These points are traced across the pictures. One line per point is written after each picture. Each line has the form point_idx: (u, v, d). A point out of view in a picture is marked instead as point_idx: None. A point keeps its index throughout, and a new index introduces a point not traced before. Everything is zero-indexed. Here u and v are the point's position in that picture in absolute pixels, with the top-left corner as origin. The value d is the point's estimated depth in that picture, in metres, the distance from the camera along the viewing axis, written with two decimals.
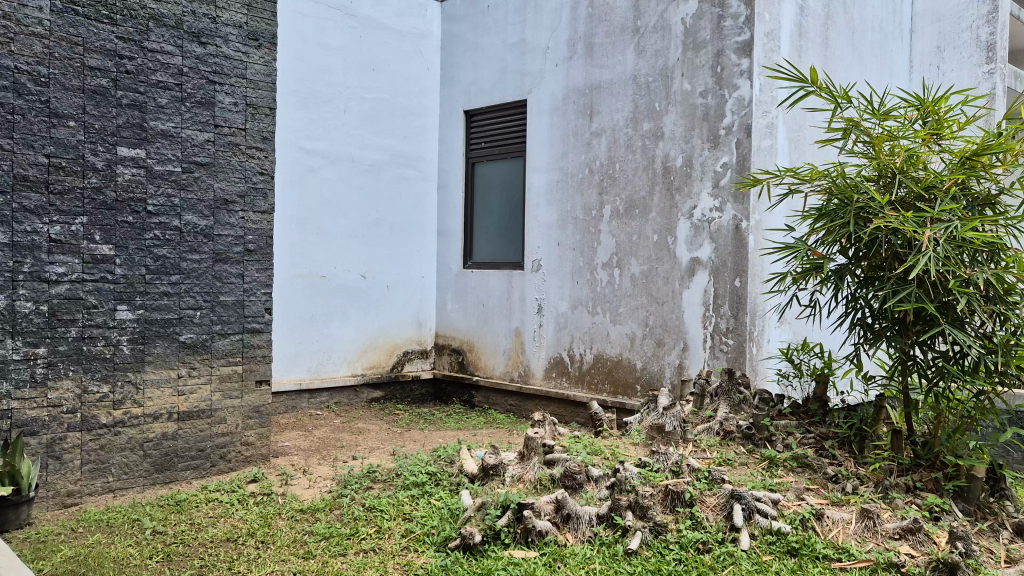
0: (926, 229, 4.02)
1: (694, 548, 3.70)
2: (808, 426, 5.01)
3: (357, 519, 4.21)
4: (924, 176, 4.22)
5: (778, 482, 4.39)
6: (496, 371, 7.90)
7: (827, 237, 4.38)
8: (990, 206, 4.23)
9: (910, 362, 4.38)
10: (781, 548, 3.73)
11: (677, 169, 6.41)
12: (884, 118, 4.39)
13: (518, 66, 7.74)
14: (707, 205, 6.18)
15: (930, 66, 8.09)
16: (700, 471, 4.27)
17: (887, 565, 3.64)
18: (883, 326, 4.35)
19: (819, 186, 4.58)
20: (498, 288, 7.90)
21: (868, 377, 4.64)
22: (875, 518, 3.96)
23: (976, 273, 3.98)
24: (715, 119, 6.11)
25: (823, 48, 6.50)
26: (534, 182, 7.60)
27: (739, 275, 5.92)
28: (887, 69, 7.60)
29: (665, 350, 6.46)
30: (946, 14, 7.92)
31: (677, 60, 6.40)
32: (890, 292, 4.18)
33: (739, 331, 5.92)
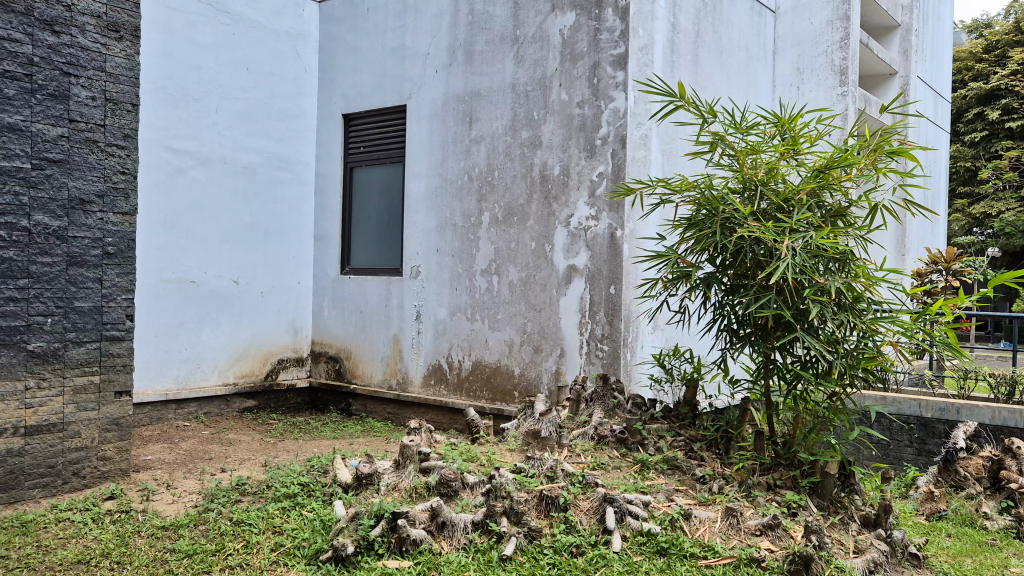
0: (785, 238, 4.24)
1: (567, 551, 3.75)
2: (678, 430, 5.18)
3: (224, 534, 4.04)
4: (783, 189, 4.45)
5: (649, 484, 4.51)
6: (374, 379, 7.79)
7: (696, 245, 4.55)
8: (841, 217, 4.51)
9: (772, 366, 4.61)
10: (652, 548, 3.85)
11: (554, 178, 6.52)
12: (746, 132, 4.61)
13: (398, 70, 7.69)
14: (583, 213, 6.31)
15: (790, 86, 8.59)
16: (574, 475, 4.35)
17: (748, 560, 3.82)
18: (747, 331, 4.56)
19: (688, 197, 4.74)
20: (376, 294, 7.79)
21: (734, 381, 4.84)
22: (738, 516, 4.14)
23: (829, 281, 4.23)
24: (592, 129, 6.26)
25: (693, 65, 6.77)
26: (413, 188, 7.55)
27: (614, 282, 6.08)
28: (752, 88, 7.99)
29: (542, 356, 6.54)
30: (804, 38, 8.44)
31: (555, 71, 6.51)
32: (753, 299, 4.39)
33: (614, 338, 6.07)
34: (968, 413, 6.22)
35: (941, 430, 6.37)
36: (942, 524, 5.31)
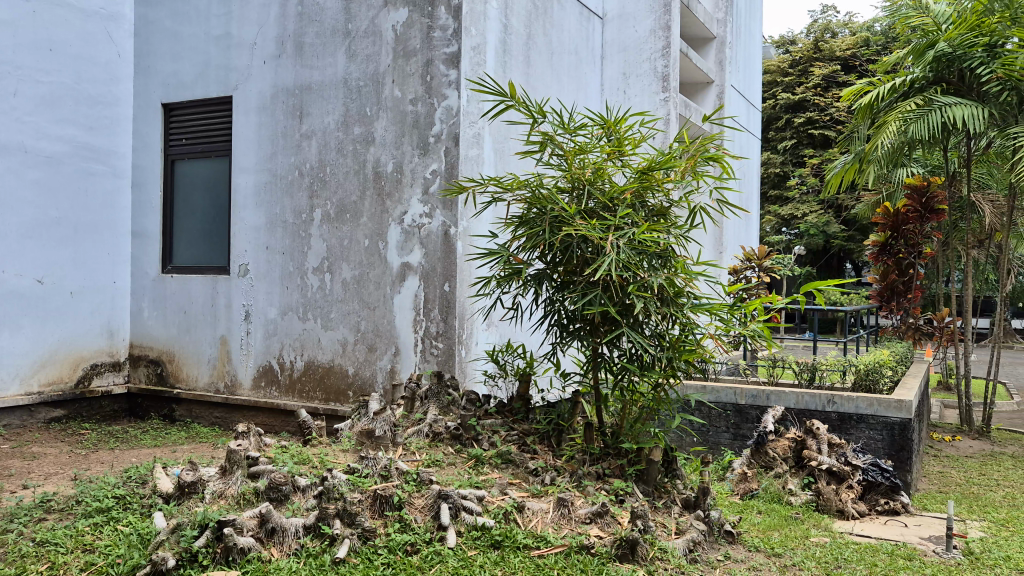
0: (610, 236, 4.42)
1: (402, 550, 3.74)
2: (512, 424, 5.26)
3: (26, 557, 3.72)
4: (609, 188, 4.63)
5: (483, 479, 4.57)
6: (200, 383, 7.43)
7: (527, 243, 4.65)
8: (663, 217, 4.76)
9: (600, 359, 4.79)
10: (486, 542, 3.91)
11: (387, 175, 6.46)
12: (574, 133, 4.75)
13: (222, 60, 7.35)
14: (417, 210, 6.30)
15: (617, 90, 9.02)
16: (408, 473, 4.31)
17: (579, 548, 3.99)
18: (576, 326, 4.72)
19: (519, 196, 4.83)
20: (200, 293, 7.43)
21: (565, 374, 4.99)
22: (569, 505, 4.28)
23: (651, 277, 4.45)
24: (425, 127, 6.26)
25: (524, 66, 6.92)
26: (239, 183, 7.25)
27: (448, 280, 6.13)
28: (581, 91, 8.26)
29: (377, 354, 6.47)
30: (630, 45, 8.86)
31: (388, 67, 6.45)
32: (581, 295, 4.55)
33: (448, 335, 6.12)
34: (776, 399, 6.69)
35: (754, 415, 6.81)
36: (753, 502, 5.75)
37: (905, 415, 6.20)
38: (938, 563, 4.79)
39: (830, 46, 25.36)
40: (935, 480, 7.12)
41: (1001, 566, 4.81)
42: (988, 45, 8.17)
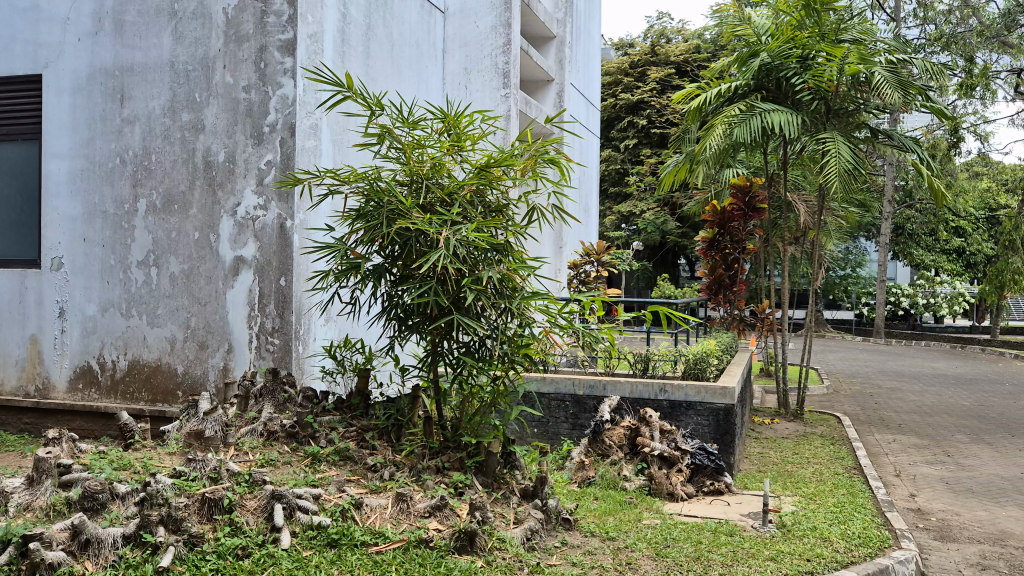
0: (446, 231, 4.44)
1: (233, 555, 3.60)
2: (351, 420, 5.18)
3: None
4: (447, 183, 4.65)
5: (320, 477, 4.48)
6: (6, 386, 6.83)
7: (364, 237, 4.59)
8: (500, 213, 4.84)
9: (439, 353, 4.81)
10: (322, 541, 3.83)
11: (219, 165, 6.18)
12: (412, 126, 4.72)
13: (30, 35, 6.78)
14: (250, 202, 6.09)
15: (459, 85, 9.05)
16: (240, 474, 4.16)
17: (417, 542, 3.99)
18: (414, 321, 4.72)
19: (357, 188, 4.75)
20: (5, 289, 6.82)
21: (404, 369, 4.97)
22: (408, 500, 4.27)
23: (486, 272, 4.52)
24: (259, 115, 6.05)
25: (364, 57, 6.83)
26: (51, 169, 6.72)
27: (284, 274, 5.97)
28: (422, 85, 8.26)
29: (208, 352, 6.20)
30: (471, 40, 8.95)
31: (219, 52, 6.17)
32: (418, 289, 4.55)
33: (284, 331, 5.98)
34: (612, 389, 6.94)
35: (591, 405, 7.01)
36: (590, 489, 5.95)
37: (729, 401, 6.62)
38: (755, 537, 5.14)
39: (665, 51, 26.57)
40: (755, 461, 7.64)
41: (808, 536, 5.25)
42: (801, 57, 8.82)
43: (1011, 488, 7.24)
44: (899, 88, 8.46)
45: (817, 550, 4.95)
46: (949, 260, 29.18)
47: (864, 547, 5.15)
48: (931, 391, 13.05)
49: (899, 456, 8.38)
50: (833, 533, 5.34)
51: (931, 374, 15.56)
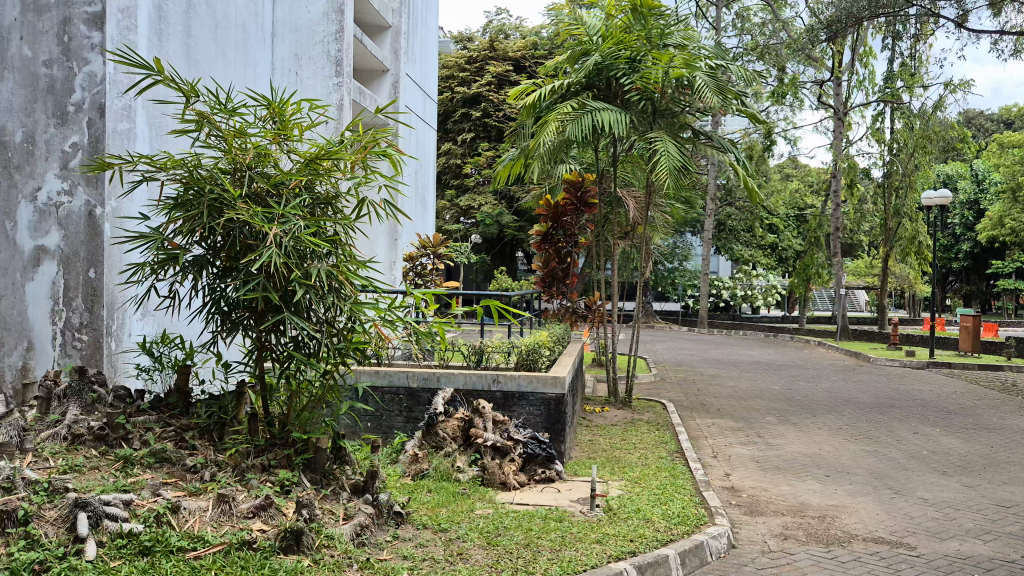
0: (273, 226, 4.29)
1: (29, 571, 3.31)
2: (168, 420, 4.90)
3: None
4: (272, 173, 4.48)
5: (133, 481, 4.20)
6: None
7: (183, 227, 4.35)
8: (330, 205, 4.73)
9: (266, 348, 4.65)
10: (133, 550, 3.59)
11: (15, 145, 5.67)
12: (233, 113, 4.50)
13: None
14: (53, 187, 5.71)
15: (288, 70, 9.14)
16: (38, 483, 3.85)
17: (239, 544, 3.84)
18: (238, 315, 4.54)
19: (174, 175, 4.48)
20: None
21: (228, 365, 4.76)
22: (230, 501, 4.11)
23: (315, 266, 4.41)
24: (62, 93, 5.69)
25: (184, 36, 6.67)
26: None
27: (93, 266, 5.75)
28: (248, 70, 8.04)
29: (3, 351, 5.67)
30: (301, 25, 9.05)
31: (14, 21, 5.65)
32: (242, 283, 4.37)
33: (94, 327, 5.78)
34: (446, 380, 6.93)
35: (424, 398, 7.01)
36: (423, 482, 5.94)
37: (559, 390, 6.81)
38: (582, 521, 5.32)
39: (503, 47, 26.92)
40: (585, 448, 7.89)
41: (632, 518, 5.50)
42: (630, 59, 9.18)
43: (812, 463, 7.90)
44: (717, 92, 8.98)
45: (639, 530, 5.20)
46: (763, 256, 31.51)
47: (682, 525, 5.46)
48: (746, 377, 14.04)
49: (716, 438, 8.94)
50: (654, 514, 5.62)
51: (747, 361, 16.72)
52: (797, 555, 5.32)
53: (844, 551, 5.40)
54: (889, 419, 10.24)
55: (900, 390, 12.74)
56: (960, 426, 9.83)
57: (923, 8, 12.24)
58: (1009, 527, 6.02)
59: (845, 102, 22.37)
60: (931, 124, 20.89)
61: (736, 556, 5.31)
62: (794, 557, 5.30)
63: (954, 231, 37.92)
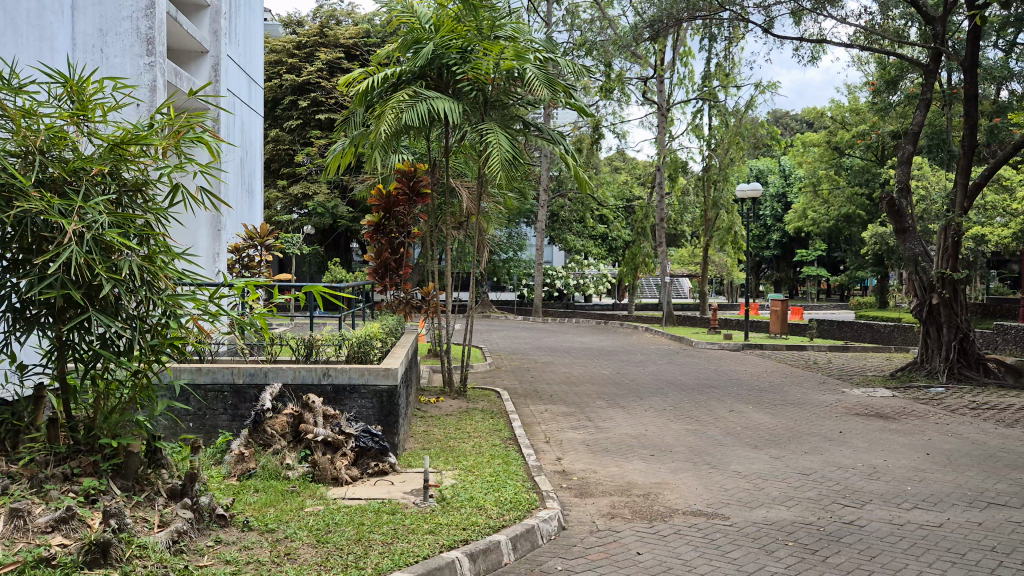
0: (73, 217, 3.95)
1: None
2: None
3: None
4: (72, 159, 4.13)
5: None
6: None
7: None
8: (139, 192, 4.42)
9: (68, 348, 4.29)
10: None
11: None
12: (22, 92, 4.10)
13: None
14: None
15: (93, 47, 8.56)
16: None
17: (36, 562, 3.53)
18: (34, 311, 4.15)
19: None
20: None
21: (24, 367, 4.36)
22: (25, 515, 3.78)
23: (124, 259, 4.10)
24: None
25: None
26: None
27: None
28: (44, 43, 7.46)
29: None
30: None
31: None
32: (36, 279, 4.00)
33: None
34: (274, 375, 6.66)
35: (251, 394, 6.67)
36: (250, 482, 5.71)
37: (391, 381, 6.74)
38: (416, 513, 5.29)
39: (334, 34, 26.23)
40: (420, 439, 7.86)
41: (465, 506, 5.54)
42: (461, 49, 9.16)
43: (638, 444, 8.28)
44: (547, 85, 9.15)
45: (472, 519, 5.24)
46: (594, 246, 32.66)
47: (514, 510, 5.55)
48: (577, 363, 14.51)
49: (549, 424, 9.17)
50: (487, 501, 5.68)
51: (578, 348, 17.29)
52: (623, 532, 5.55)
53: (666, 526, 5.68)
54: (708, 399, 10.90)
55: (718, 371, 13.60)
56: (769, 403, 10.62)
57: (735, 13, 13.06)
58: (809, 493, 6.57)
59: (668, 99, 23.47)
60: (744, 121, 22.38)
61: (565, 537, 5.47)
62: (619, 534, 5.52)
63: (765, 222, 40.87)
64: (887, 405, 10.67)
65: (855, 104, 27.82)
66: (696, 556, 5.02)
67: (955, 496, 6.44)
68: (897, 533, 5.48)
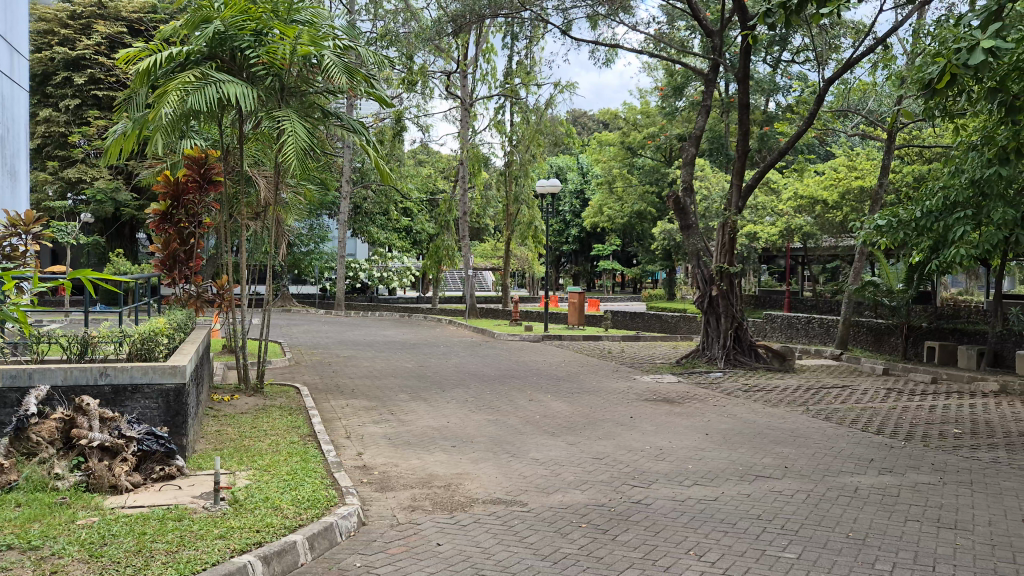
0: None
1: None
2: None
3: None
4: None
5: None
6: None
7: None
8: None
9: None
10: None
11: None
12: None
13: None
14: None
15: None
16: None
17: None
18: None
19: None
20: None
21: None
22: None
23: None
24: None
25: None
26: None
27: None
28: None
29: None
30: None
31: None
32: None
33: None
34: (41, 377, 6.00)
35: (12, 399, 5.96)
36: (11, 496, 5.15)
37: (178, 381, 6.30)
38: (205, 517, 5.01)
39: (115, 6, 24.26)
40: (212, 439, 7.45)
41: (260, 508, 5.31)
42: (255, 31, 8.76)
43: (440, 436, 8.33)
44: (346, 73, 8.94)
45: (267, 520, 5.04)
46: (399, 238, 32.54)
47: (311, 509, 5.40)
48: (380, 356, 14.39)
49: (350, 419, 9.01)
50: (283, 501, 5.49)
51: (381, 341, 17.16)
52: (423, 524, 5.56)
53: (466, 515, 5.75)
54: (508, 389, 11.18)
55: (518, 362, 13.97)
56: (566, 391, 11.06)
57: (535, 13, 13.42)
58: (601, 475, 6.91)
59: (470, 94, 23.76)
60: (543, 119, 23.14)
61: (365, 533, 5.39)
62: (420, 526, 5.52)
63: (564, 217, 42.50)
64: (672, 390, 11.45)
65: (646, 108, 29.54)
66: (494, 543, 5.13)
67: (728, 471, 7.03)
68: (679, 509, 5.89)
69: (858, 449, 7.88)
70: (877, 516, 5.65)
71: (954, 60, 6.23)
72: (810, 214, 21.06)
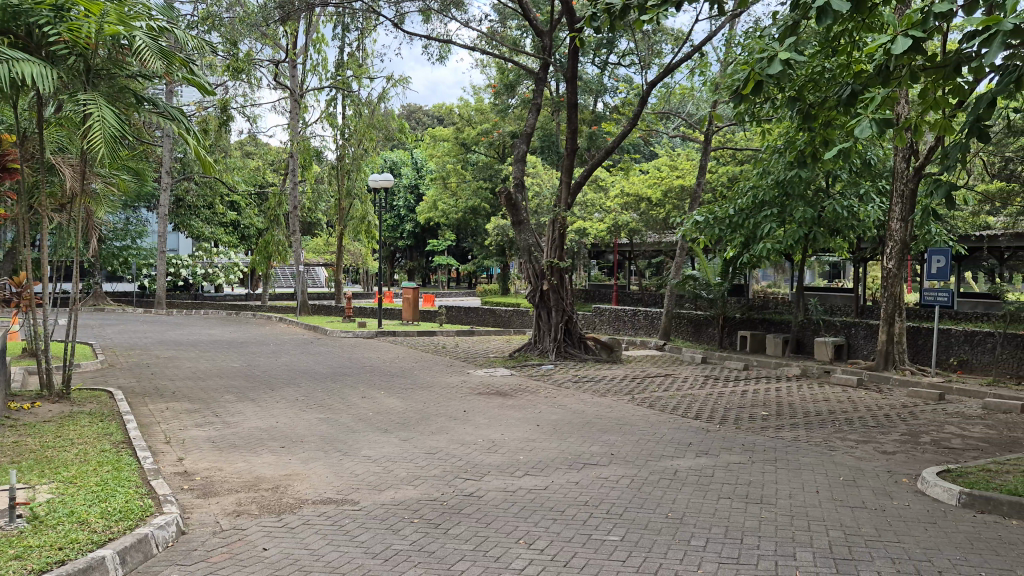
0: None
1: None
2: None
3: None
4: None
5: None
6: None
7: None
8: None
9: None
10: None
11: None
12: None
13: None
14: None
15: None
16: None
17: None
18: None
19: None
20: None
21: None
22: None
23: None
24: None
25: None
26: None
27: None
28: None
29: None
30: None
31: None
32: None
33: None
34: None
35: None
36: None
37: None
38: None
39: None
40: (8, 451, 6.82)
41: (63, 523, 4.91)
42: (54, 6, 8.09)
43: (268, 437, 8.04)
44: (161, 56, 8.42)
45: (71, 536, 4.67)
46: (225, 233, 31.17)
47: (124, 521, 5.06)
48: (204, 356, 13.71)
49: (169, 423, 8.52)
50: (90, 514, 5.10)
51: (205, 340, 16.35)
52: (248, 529, 5.35)
53: (294, 517, 5.59)
54: (341, 387, 10.96)
55: (351, 359, 13.73)
56: (399, 387, 10.98)
57: (366, 5, 13.18)
58: (434, 470, 6.92)
59: (300, 84, 23.11)
60: (376, 114, 22.81)
61: (184, 542, 5.11)
62: (245, 532, 5.31)
63: (399, 212, 42.14)
64: (505, 383, 11.64)
65: (480, 104, 29.80)
66: (324, 544, 5.02)
67: (558, 460, 7.23)
68: (510, 499, 5.99)
69: (677, 434, 8.34)
70: (693, 496, 6.00)
71: (757, 69, 6.71)
72: (636, 212, 22.04)
